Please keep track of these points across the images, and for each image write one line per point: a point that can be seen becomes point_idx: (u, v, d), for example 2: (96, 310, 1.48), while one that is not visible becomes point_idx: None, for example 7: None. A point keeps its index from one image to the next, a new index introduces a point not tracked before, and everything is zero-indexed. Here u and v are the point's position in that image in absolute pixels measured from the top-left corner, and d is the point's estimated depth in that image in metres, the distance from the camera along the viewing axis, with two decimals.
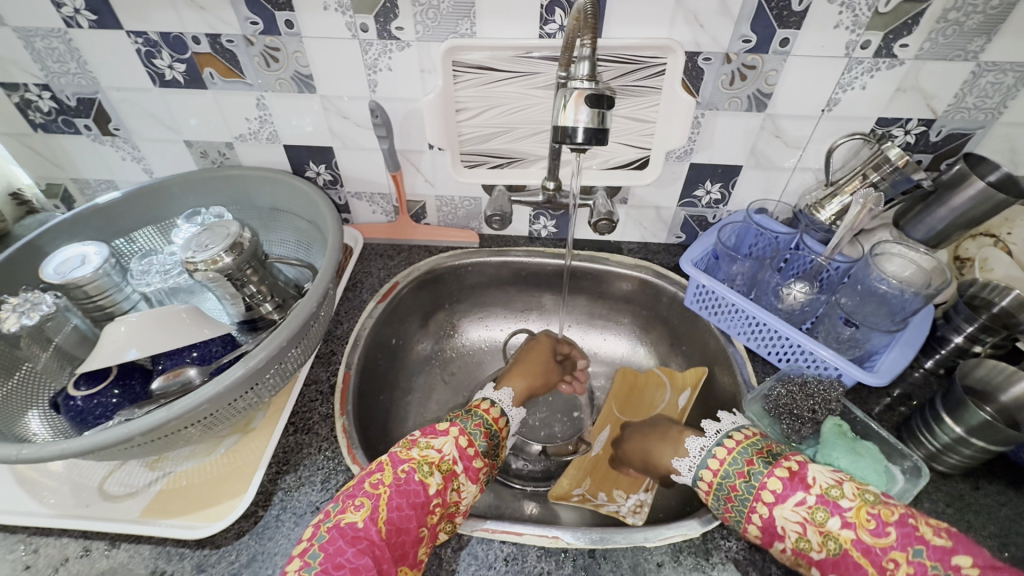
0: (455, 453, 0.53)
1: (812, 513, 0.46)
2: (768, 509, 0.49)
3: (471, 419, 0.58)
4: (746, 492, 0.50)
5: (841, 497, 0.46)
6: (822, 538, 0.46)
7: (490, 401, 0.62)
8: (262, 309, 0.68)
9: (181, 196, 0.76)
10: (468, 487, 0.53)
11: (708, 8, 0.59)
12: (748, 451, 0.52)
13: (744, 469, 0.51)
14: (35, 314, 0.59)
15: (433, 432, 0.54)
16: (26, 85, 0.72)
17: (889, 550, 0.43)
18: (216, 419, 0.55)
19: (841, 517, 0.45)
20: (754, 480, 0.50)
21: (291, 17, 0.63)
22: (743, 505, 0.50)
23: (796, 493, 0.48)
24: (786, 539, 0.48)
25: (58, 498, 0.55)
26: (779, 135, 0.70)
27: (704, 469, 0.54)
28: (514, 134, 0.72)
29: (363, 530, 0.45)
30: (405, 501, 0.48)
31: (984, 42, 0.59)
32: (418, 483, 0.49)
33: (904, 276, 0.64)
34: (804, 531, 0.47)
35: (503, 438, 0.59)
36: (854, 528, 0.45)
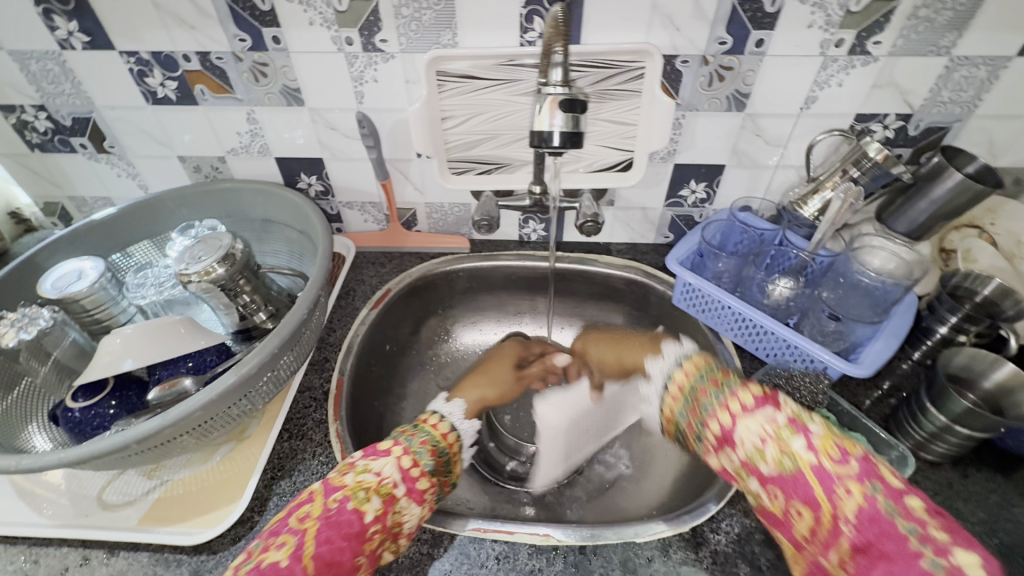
0: (396, 474, 0.48)
1: (776, 430, 0.40)
2: (726, 416, 0.43)
3: (418, 434, 0.53)
4: (712, 399, 0.44)
5: (813, 422, 0.40)
6: (777, 454, 0.39)
7: (438, 415, 0.56)
8: (256, 318, 0.70)
9: (175, 210, 0.78)
10: (411, 510, 0.48)
11: (683, 12, 0.60)
12: (722, 368, 0.46)
13: (719, 378, 0.45)
14: (32, 328, 0.60)
15: (373, 452, 0.50)
16: (22, 107, 0.74)
17: (847, 478, 0.37)
18: (211, 427, 0.56)
19: (806, 438, 0.39)
20: (724, 389, 0.44)
21: (277, 33, 0.64)
22: (704, 410, 0.44)
23: (765, 407, 0.41)
24: (737, 450, 0.42)
25: (58, 510, 0.56)
26: (760, 134, 0.71)
27: (676, 371, 0.48)
28: (499, 141, 0.74)
29: (286, 570, 0.40)
30: (336, 535, 0.43)
31: (955, 38, 0.61)
32: (352, 513, 0.45)
33: (888, 269, 0.64)
34: (759, 445, 0.40)
35: (455, 454, 0.53)
36: (816, 451, 0.38)
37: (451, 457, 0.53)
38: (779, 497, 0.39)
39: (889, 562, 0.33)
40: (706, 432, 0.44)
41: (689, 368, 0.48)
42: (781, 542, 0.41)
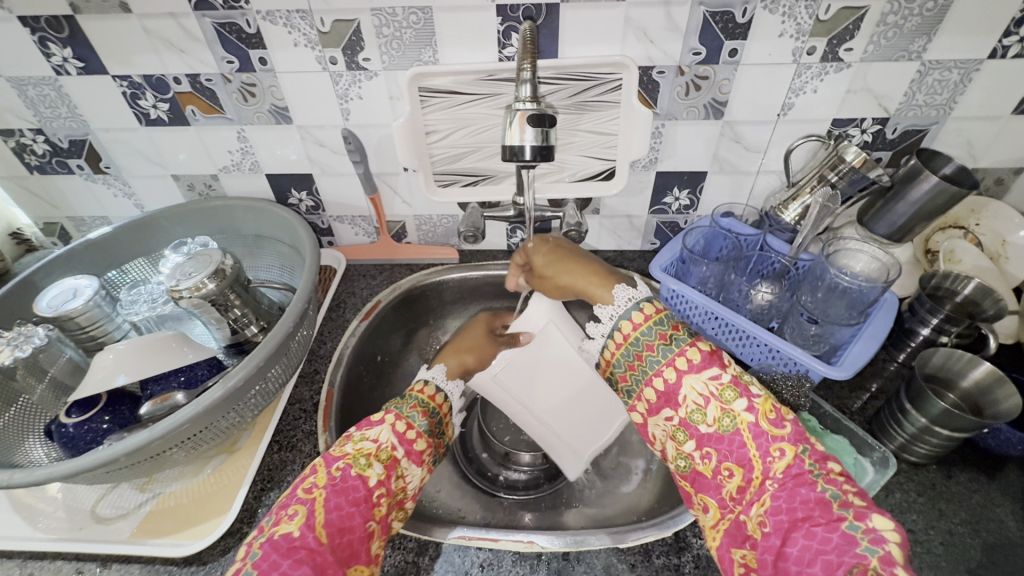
0: (393, 439, 0.53)
1: (721, 390, 0.49)
2: (676, 375, 0.51)
3: (408, 401, 0.58)
4: (662, 355, 0.52)
5: (751, 385, 0.49)
6: (718, 414, 0.48)
7: (422, 380, 0.61)
8: (248, 332, 0.71)
9: (169, 228, 0.80)
10: (412, 471, 0.53)
11: (657, 24, 0.62)
12: (674, 319, 0.55)
13: (667, 334, 0.53)
14: (27, 346, 0.61)
15: (367, 423, 0.54)
16: (21, 131, 0.76)
17: (781, 440, 0.45)
18: (201, 440, 0.57)
19: (747, 400, 0.48)
20: (675, 346, 0.52)
21: (264, 55, 0.66)
22: (652, 365, 0.52)
23: (711, 367, 0.50)
24: (679, 405, 0.50)
25: (53, 524, 0.58)
26: (739, 141, 0.73)
27: (626, 320, 0.55)
28: (483, 153, 0.75)
29: (299, 540, 0.44)
30: (343, 501, 0.47)
31: (925, 43, 0.62)
32: (357, 479, 0.49)
33: (867, 271, 0.67)
34: (703, 404, 0.49)
35: (444, 414, 0.60)
36: (756, 413, 0.47)
37: (441, 418, 0.59)
38: (713, 454, 0.48)
39: (810, 518, 0.41)
40: (653, 387, 0.52)
41: (644, 317, 0.55)
42: (704, 502, 0.49)
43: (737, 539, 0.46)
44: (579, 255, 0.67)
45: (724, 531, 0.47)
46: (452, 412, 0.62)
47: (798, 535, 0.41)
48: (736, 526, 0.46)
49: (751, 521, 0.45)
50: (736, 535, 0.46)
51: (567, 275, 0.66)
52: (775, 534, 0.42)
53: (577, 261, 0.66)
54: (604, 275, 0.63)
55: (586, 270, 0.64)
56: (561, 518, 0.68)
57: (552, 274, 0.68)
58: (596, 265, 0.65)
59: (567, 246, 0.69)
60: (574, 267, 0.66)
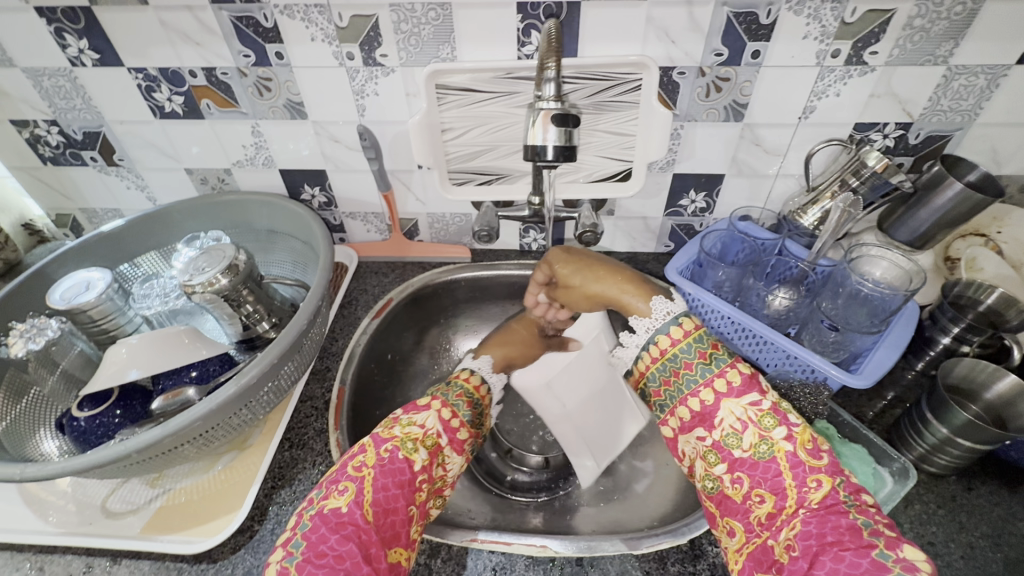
0: (439, 426, 0.54)
1: (760, 416, 0.48)
2: (714, 397, 0.50)
3: (453, 390, 0.59)
4: (701, 375, 0.51)
5: (790, 412, 0.48)
6: (756, 440, 0.47)
7: (469, 370, 0.65)
8: (259, 328, 0.71)
9: (181, 222, 0.79)
10: (454, 460, 0.54)
11: (679, 24, 0.61)
12: (713, 338, 0.54)
13: (707, 353, 0.52)
14: (40, 339, 0.62)
15: (415, 408, 0.54)
16: (35, 122, 0.76)
17: (819, 471, 0.45)
18: (212, 436, 0.57)
19: (787, 428, 0.47)
20: (715, 366, 0.51)
21: (280, 49, 0.66)
22: (689, 385, 0.52)
23: (751, 392, 0.49)
24: (714, 427, 0.49)
25: (62, 517, 0.57)
26: (759, 144, 0.72)
27: (663, 335, 0.56)
28: (499, 152, 0.75)
29: (348, 516, 0.45)
30: (390, 482, 0.48)
31: (952, 47, 0.60)
32: (404, 462, 0.49)
33: (887, 279, 0.66)
34: (740, 429, 0.48)
35: (486, 406, 0.62)
36: (795, 442, 0.46)
37: (484, 409, 0.62)
38: (745, 480, 0.47)
39: (841, 543, 0.40)
40: (688, 406, 0.51)
41: (683, 333, 0.55)
42: (730, 527, 0.48)
43: (761, 564, 0.45)
44: (605, 263, 0.68)
45: (749, 555, 0.46)
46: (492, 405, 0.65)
47: (827, 559, 0.40)
48: (762, 551, 0.45)
49: (779, 546, 0.44)
50: (762, 560, 0.45)
51: (599, 286, 0.66)
52: (803, 559, 0.42)
53: (606, 271, 0.67)
54: (636, 284, 0.64)
55: (618, 279, 0.65)
56: (572, 522, 0.67)
57: (580, 284, 0.68)
58: (627, 275, 0.66)
59: (590, 256, 0.69)
60: (605, 276, 0.66)
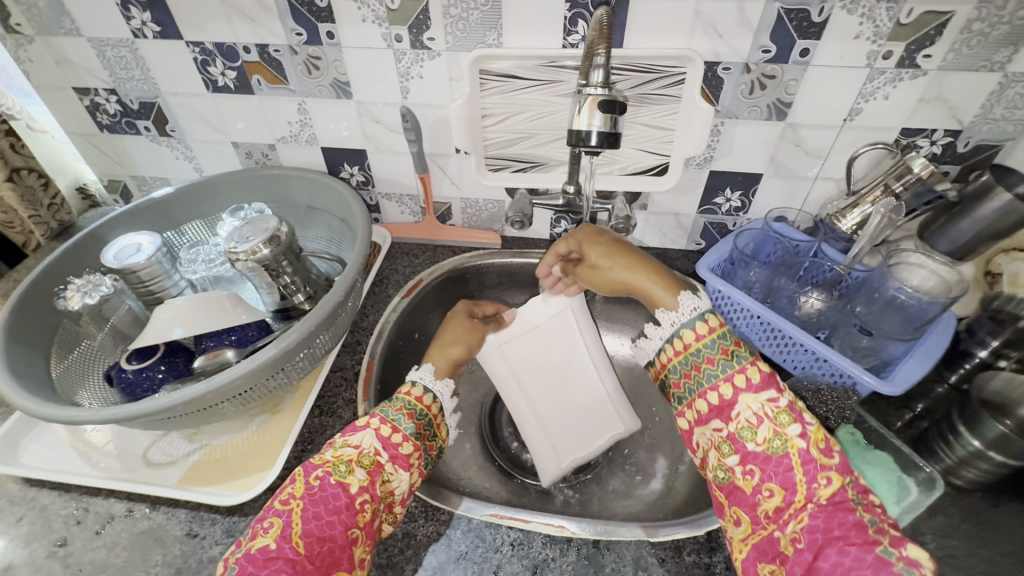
0: (376, 444, 0.53)
1: (776, 413, 0.48)
2: (733, 392, 0.50)
3: (394, 404, 0.57)
4: (721, 370, 0.51)
5: (806, 412, 0.48)
6: (770, 435, 0.47)
7: (410, 382, 0.60)
8: (295, 299, 0.73)
9: (226, 193, 0.82)
10: (399, 476, 0.52)
11: (728, 19, 0.60)
12: (735, 335, 0.53)
13: (729, 349, 0.52)
14: (95, 294, 0.66)
15: (351, 430, 0.54)
16: (96, 90, 0.79)
17: (830, 469, 0.45)
18: (250, 396, 0.59)
19: (801, 426, 0.47)
20: (735, 362, 0.51)
21: (332, 28, 0.68)
22: (709, 379, 0.51)
23: (769, 389, 0.49)
24: (730, 419, 0.49)
25: (108, 464, 0.61)
26: (800, 144, 0.71)
27: (688, 329, 0.54)
28: (536, 140, 0.76)
29: (276, 551, 0.44)
30: (323, 510, 0.47)
31: (1011, 53, 0.59)
32: (337, 487, 0.48)
33: (925, 287, 0.65)
34: (756, 423, 0.48)
35: (434, 416, 0.59)
36: (808, 440, 0.47)
37: (431, 421, 0.58)
38: (756, 472, 0.47)
39: (847, 538, 0.42)
40: (707, 399, 0.51)
41: (708, 329, 0.53)
42: (737, 516, 0.48)
43: (765, 554, 0.45)
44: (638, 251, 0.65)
45: (754, 544, 0.47)
46: (443, 416, 0.61)
47: (832, 552, 0.41)
48: (767, 542, 0.45)
49: (785, 538, 0.44)
50: (767, 551, 0.45)
51: (628, 271, 0.63)
52: (808, 551, 0.42)
53: (638, 258, 0.64)
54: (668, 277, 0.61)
55: (647, 268, 0.62)
56: (587, 509, 0.68)
57: (607, 268, 0.65)
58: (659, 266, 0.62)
59: (625, 243, 0.67)
60: (632, 261, 0.64)
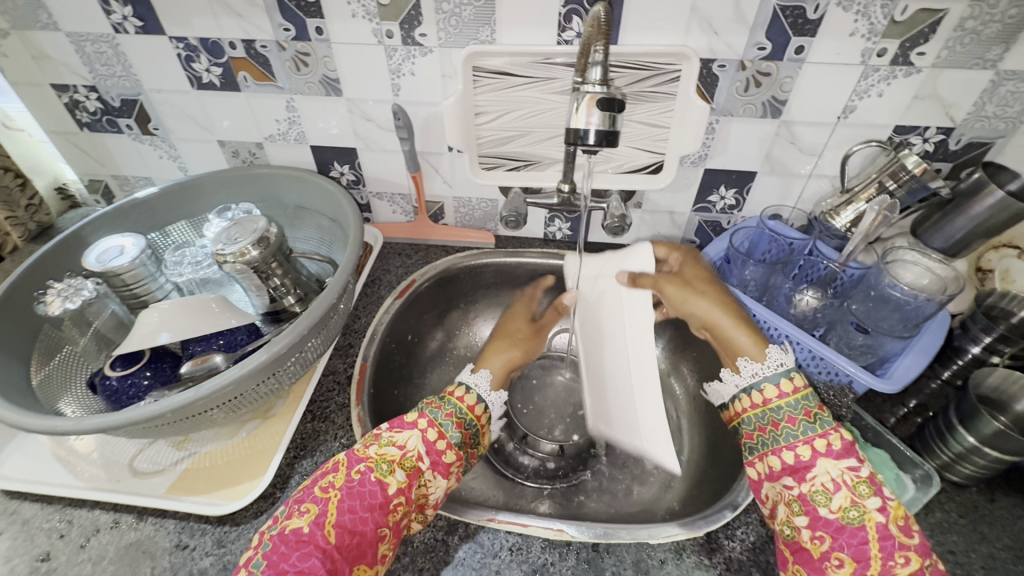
0: (421, 448, 0.53)
1: (855, 482, 0.47)
2: (811, 454, 0.50)
3: (445, 408, 0.58)
4: (801, 431, 0.51)
5: (885, 485, 0.48)
6: (847, 503, 0.46)
7: (464, 388, 0.62)
8: (285, 301, 0.72)
9: (213, 193, 0.81)
10: (437, 483, 0.52)
11: (723, 15, 0.60)
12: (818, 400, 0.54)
13: (812, 411, 0.52)
14: (77, 299, 0.63)
15: (398, 427, 0.54)
16: (75, 87, 0.77)
17: (909, 549, 0.44)
18: (240, 403, 0.58)
19: (880, 500, 0.46)
20: (817, 427, 0.51)
21: (321, 24, 0.66)
22: (787, 438, 0.51)
23: (849, 457, 0.49)
24: (805, 480, 0.49)
25: (92, 474, 0.59)
26: (794, 142, 0.71)
27: (770, 384, 0.55)
28: (530, 138, 0.75)
29: (308, 535, 0.44)
30: (358, 504, 0.47)
31: (1002, 51, 0.59)
32: (376, 484, 0.48)
33: (920, 284, 0.65)
34: (832, 489, 0.47)
35: (481, 426, 0.60)
36: (887, 515, 0.45)
37: (478, 429, 0.60)
38: (827, 539, 0.46)
39: None
40: (781, 457, 0.51)
41: (791, 389, 0.54)
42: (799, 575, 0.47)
43: None
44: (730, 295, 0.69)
45: None
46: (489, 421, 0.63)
47: None
48: None
49: None
50: None
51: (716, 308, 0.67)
52: None
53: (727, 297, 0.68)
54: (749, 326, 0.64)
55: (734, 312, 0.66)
56: (585, 510, 0.68)
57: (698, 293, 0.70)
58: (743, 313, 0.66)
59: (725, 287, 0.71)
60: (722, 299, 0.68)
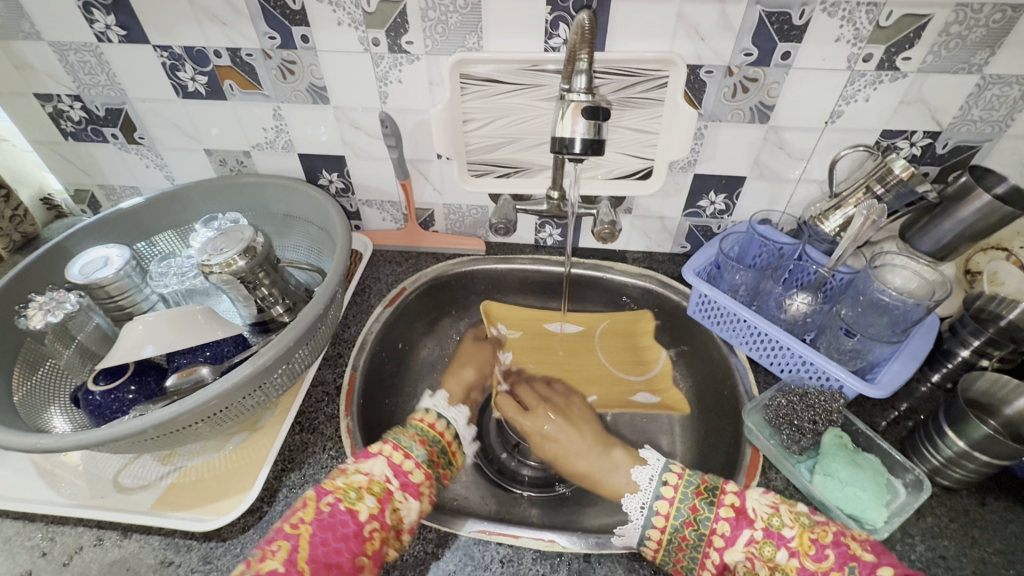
0: (388, 471, 0.53)
1: (760, 550, 0.49)
2: (720, 553, 0.51)
3: (406, 432, 0.59)
4: (696, 540, 0.52)
5: (782, 527, 0.49)
6: (769, 572, 0.49)
7: (433, 413, 0.63)
8: (273, 311, 0.71)
9: (200, 203, 0.80)
10: (409, 504, 0.52)
11: (710, 22, 0.60)
12: (694, 487, 0.55)
13: (691, 517, 0.53)
14: (59, 312, 0.62)
15: (364, 456, 0.54)
16: (59, 96, 0.76)
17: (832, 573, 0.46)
18: (227, 416, 0.57)
19: (786, 549, 0.48)
20: (703, 529, 0.52)
21: (307, 32, 0.65)
22: (696, 550, 0.52)
23: (742, 532, 0.50)
24: (734, 569, 0.51)
25: (75, 490, 0.58)
26: (783, 147, 0.71)
27: (650, 529, 0.53)
28: (519, 145, 0.74)
29: None
30: (331, 536, 0.47)
31: (987, 55, 0.59)
32: (346, 513, 0.49)
33: (909, 288, 0.65)
34: (752, 565, 0.50)
35: (446, 443, 0.61)
36: (798, 556, 0.48)
37: (445, 448, 0.61)
38: None
39: None
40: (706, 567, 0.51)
41: (666, 504, 0.54)
42: None
43: None
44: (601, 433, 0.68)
45: None
46: (457, 446, 0.63)
47: None
48: None
49: None
50: None
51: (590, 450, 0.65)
52: None
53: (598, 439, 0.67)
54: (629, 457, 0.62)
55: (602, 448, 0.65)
56: (577, 519, 0.67)
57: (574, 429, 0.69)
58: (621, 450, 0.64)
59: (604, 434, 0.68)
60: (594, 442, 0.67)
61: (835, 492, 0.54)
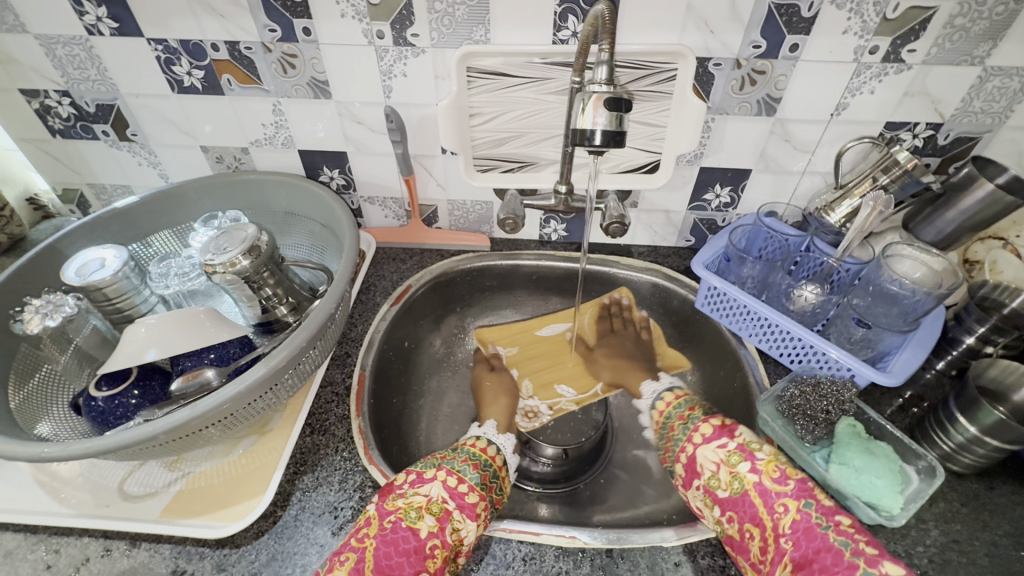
0: (444, 493, 0.52)
1: (728, 456, 0.54)
2: (694, 448, 0.57)
3: (459, 456, 0.57)
4: (683, 434, 0.60)
5: (757, 449, 0.54)
6: (729, 477, 0.53)
7: (484, 439, 0.61)
8: (277, 311, 0.69)
9: (197, 201, 0.77)
10: (467, 526, 0.51)
11: (719, 14, 0.60)
12: (694, 403, 0.65)
13: (686, 416, 0.62)
14: (57, 315, 0.60)
15: (419, 478, 0.53)
16: (46, 92, 0.73)
17: (785, 496, 0.49)
18: (235, 419, 0.55)
19: (751, 462, 0.53)
20: (691, 425, 0.60)
21: (308, 25, 0.64)
22: (680, 443, 0.60)
23: (720, 437, 0.56)
24: (699, 474, 0.56)
25: (79, 499, 0.56)
26: (788, 140, 0.71)
27: (658, 413, 0.68)
28: (526, 139, 0.74)
29: None
30: (393, 551, 0.47)
31: (990, 48, 0.60)
32: (408, 530, 0.48)
33: (915, 277, 0.66)
34: (717, 470, 0.54)
35: (499, 470, 0.59)
36: (759, 473, 0.52)
37: (497, 473, 0.58)
38: (733, 517, 0.51)
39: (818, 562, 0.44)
40: (680, 462, 0.58)
41: (669, 405, 0.66)
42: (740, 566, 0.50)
43: None
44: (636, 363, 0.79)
45: None
46: (508, 469, 0.61)
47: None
48: None
49: None
50: None
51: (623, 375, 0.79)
52: None
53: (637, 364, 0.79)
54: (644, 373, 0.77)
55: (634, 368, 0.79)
56: (592, 515, 0.67)
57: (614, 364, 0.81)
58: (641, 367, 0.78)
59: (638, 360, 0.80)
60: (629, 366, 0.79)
61: (852, 480, 0.54)
